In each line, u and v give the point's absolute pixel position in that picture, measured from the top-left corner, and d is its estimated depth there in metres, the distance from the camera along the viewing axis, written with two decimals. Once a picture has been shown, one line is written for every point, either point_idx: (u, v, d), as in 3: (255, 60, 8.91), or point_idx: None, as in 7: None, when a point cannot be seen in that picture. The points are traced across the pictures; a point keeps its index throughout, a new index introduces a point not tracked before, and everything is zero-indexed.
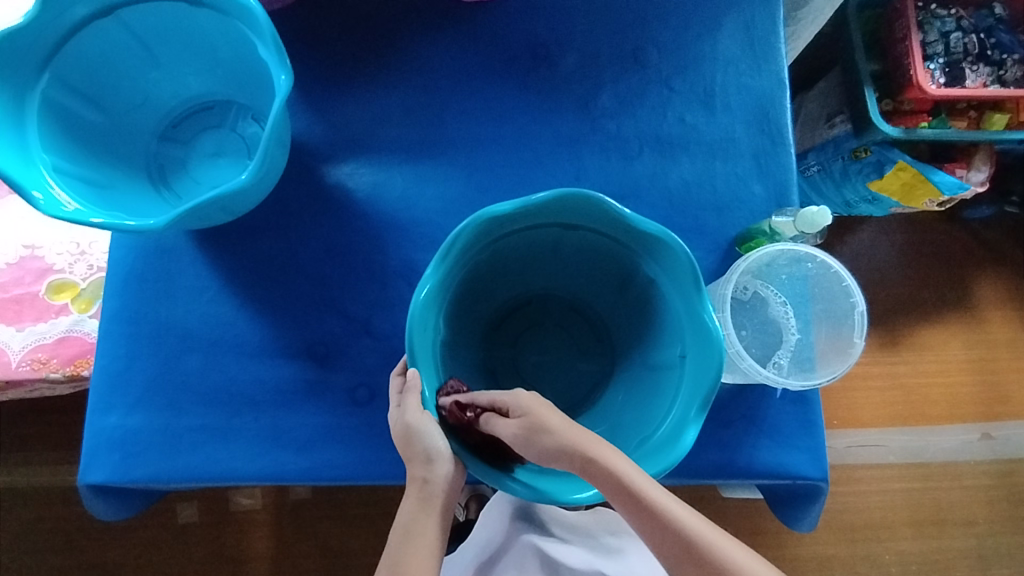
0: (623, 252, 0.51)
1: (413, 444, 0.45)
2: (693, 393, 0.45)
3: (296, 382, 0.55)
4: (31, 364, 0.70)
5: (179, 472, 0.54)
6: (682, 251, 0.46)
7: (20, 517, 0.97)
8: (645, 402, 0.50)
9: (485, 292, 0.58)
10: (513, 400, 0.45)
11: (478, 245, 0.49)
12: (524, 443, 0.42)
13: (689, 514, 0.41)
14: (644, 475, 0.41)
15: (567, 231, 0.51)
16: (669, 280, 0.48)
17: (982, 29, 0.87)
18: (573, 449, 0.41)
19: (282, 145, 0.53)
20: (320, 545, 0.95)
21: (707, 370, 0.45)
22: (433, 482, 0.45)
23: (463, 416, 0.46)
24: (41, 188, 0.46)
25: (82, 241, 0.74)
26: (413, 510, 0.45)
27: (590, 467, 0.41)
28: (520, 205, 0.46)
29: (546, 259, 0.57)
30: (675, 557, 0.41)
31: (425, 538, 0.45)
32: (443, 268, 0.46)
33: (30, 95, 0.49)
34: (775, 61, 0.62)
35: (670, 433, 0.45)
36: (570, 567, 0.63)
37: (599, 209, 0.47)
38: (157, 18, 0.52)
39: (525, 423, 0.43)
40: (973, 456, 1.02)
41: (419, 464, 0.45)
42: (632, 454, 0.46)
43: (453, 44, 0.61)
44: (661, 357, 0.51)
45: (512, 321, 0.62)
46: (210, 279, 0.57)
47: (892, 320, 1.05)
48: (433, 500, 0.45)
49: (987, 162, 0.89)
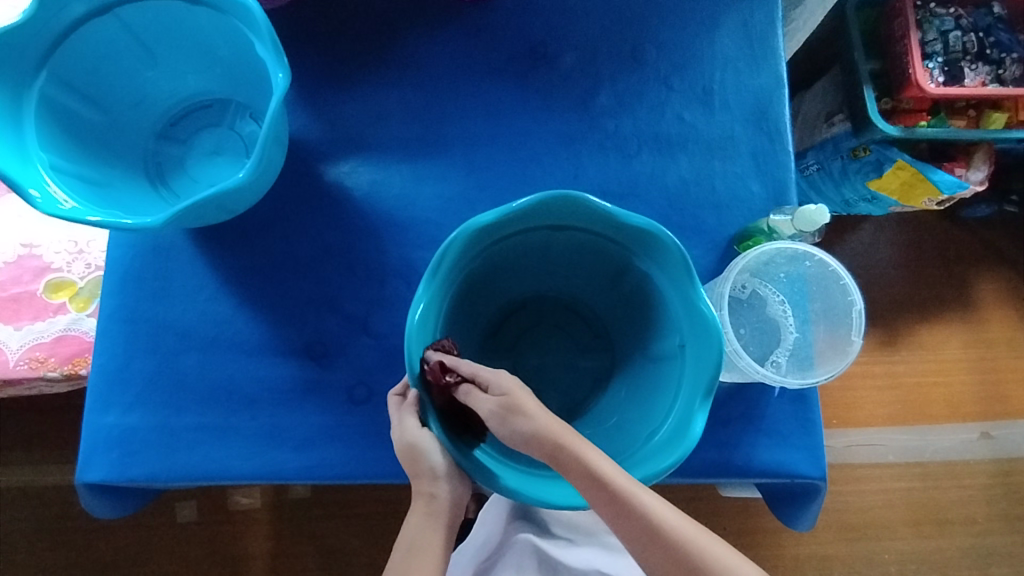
0: (612, 248, 0.51)
1: (419, 462, 0.47)
2: (698, 377, 0.46)
3: (294, 381, 0.55)
4: (30, 362, 0.70)
5: (177, 471, 0.54)
6: (671, 243, 0.46)
7: (19, 516, 0.97)
8: (649, 396, 0.50)
9: (480, 300, 0.58)
10: (494, 378, 0.45)
11: (468, 257, 0.49)
12: (499, 421, 0.43)
13: (666, 509, 0.42)
14: (621, 471, 0.41)
15: (555, 233, 0.51)
16: (664, 275, 0.48)
17: (981, 28, 0.87)
18: (546, 435, 0.42)
19: (280, 143, 0.53)
20: (318, 545, 0.95)
21: (709, 355, 0.45)
22: (439, 497, 0.47)
23: (443, 378, 0.44)
24: (39, 187, 0.46)
25: (81, 239, 0.74)
26: (419, 523, 0.47)
27: (559, 454, 0.42)
28: (503, 212, 0.46)
29: (536, 262, 0.57)
30: (648, 550, 0.41)
31: (430, 552, 0.47)
32: (434, 284, 0.46)
33: (28, 94, 0.49)
34: (774, 59, 0.62)
35: (678, 422, 0.45)
36: (568, 566, 0.63)
37: (582, 207, 0.47)
38: (155, 17, 0.52)
39: (504, 402, 0.43)
40: (973, 455, 1.02)
41: (425, 480, 0.47)
42: (643, 448, 0.46)
43: (452, 42, 0.61)
44: (661, 348, 0.51)
45: (507, 329, 0.62)
46: (209, 277, 0.57)
47: (891, 319, 1.05)
48: (439, 514, 0.47)
49: (987, 161, 0.89)
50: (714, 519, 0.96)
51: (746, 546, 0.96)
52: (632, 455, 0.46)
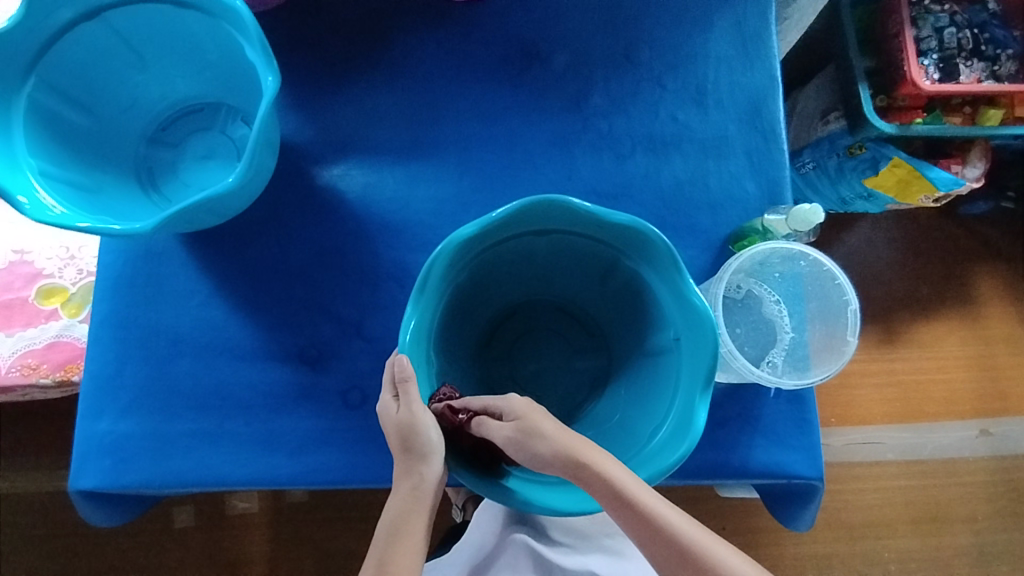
0: (598, 247, 0.51)
1: (413, 439, 0.45)
2: (695, 369, 0.45)
3: (287, 386, 0.55)
4: (21, 369, 0.70)
5: (171, 477, 0.53)
6: (657, 238, 0.46)
7: (15, 523, 0.97)
8: (650, 392, 0.50)
9: (472, 310, 0.57)
10: (507, 405, 0.45)
11: (453, 270, 0.48)
12: (518, 446, 0.43)
13: (685, 521, 0.41)
14: (636, 480, 0.41)
15: (540, 238, 0.51)
16: (653, 270, 0.48)
17: (976, 25, 0.87)
18: (567, 454, 0.42)
19: (272, 147, 0.53)
20: (316, 549, 0.95)
21: (704, 348, 0.45)
22: (426, 482, 0.45)
23: (455, 418, 0.46)
24: (27, 193, 0.46)
25: (73, 245, 0.74)
26: (402, 506, 0.44)
27: (581, 473, 0.41)
28: (484, 223, 0.45)
29: (523, 268, 0.56)
30: (670, 564, 0.40)
31: (411, 538, 0.44)
32: (423, 301, 0.46)
33: (16, 100, 0.49)
34: (767, 58, 0.62)
35: (681, 417, 0.45)
36: (562, 567, 0.63)
37: (563, 211, 0.47)
38: (144, 20, 0.52)
39: (520, 425, 0.43)
40: (972, 452, 1.02)
41: (415, 461, 0.45)
42: (650, 444, 0.46)
43: (443, 43, 0.61)
44: (656, 343, 0.51)
45: (501, 336, 0.61)
46: (201, 282, 0.57)
47: (888, 316, 1.04)
48: (424, 499, 0.44)
49: (983, 157, 0.89)
50: (712, 519, 0.96)
51: (745, 546, 0.96)
52: (638, 453, 0.46)
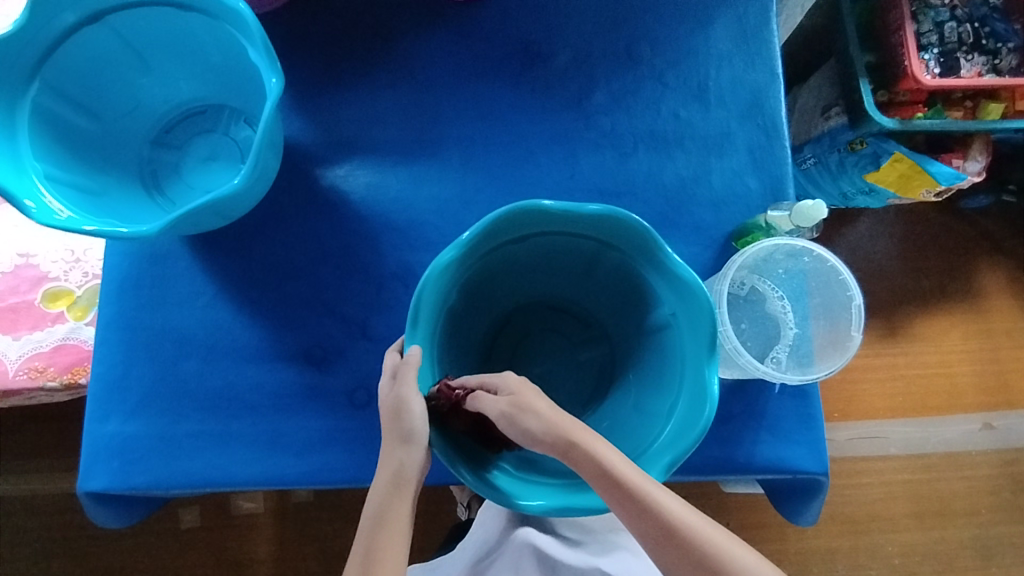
0: (579, 244, 0.51)
1: (400, 421, 0.44)
2: (698, 341, 0.46)
3: (294, 386, 0.55)
4: (29, 372, 0.71)
5: (179, 479, 0.54)
6: (636, 225, 0.46)
7: (22, 526, 0.97)
8: (659, 372, 0.50)
9: (470, 322, 0.57)
10: (501, 381, 0.46)
11: (444, 291, 0.49)
12: (509, 423, 0.43)
13: (671, 500, 0.41)
14: (634, 468, 0.41)
15: (521, 244, 0.51)
16: (638, 256, 0.49)
17: (977, 19, 0.87)
18: (559, 433, 0.42)
19: (275, 148, 0.53)
20: (321, 548, 0.95)
21: (702, 318, 0.45)
22: (408, 465, 0.44)
23: (453, 394, 0.46)
24: (34, 197, 0.46)
25: (77, 248, 0.74)
26: (385, 494, 0.44)
27: (572, 451, 0.41)
28: (460, 245, 0.45)
29: (512, 275, 0.57)
30: (659, 545, 0.40)
31: (396, 525, 0.43)
32: (418, 335, 0.46)
33: (20, 104, 0.49)
34: (768, 53, 0.62)
35: (694, 394, 0.45)
36: (567, 564, 0.62)
37: (533, 217, 0.47)
38: (146, 22, 0.52)
39: (513, 401, 0.43)
40: (975, 446, 1.02)
41: (399, 444, 0.44)
42: (665, 430, 0.45)
43: (445, 43, 0.61)
44: (655, 321, 0.51)
45: (501, 346, 0.61)
46: (207, 284, 0.57)
47: (890, 311, 1.05)
48: (407, 485, 0.44)
49: (984, 151, 0.89)
50: (715, 515, 0.96)
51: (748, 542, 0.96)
52: (653, 443, 0.46)
